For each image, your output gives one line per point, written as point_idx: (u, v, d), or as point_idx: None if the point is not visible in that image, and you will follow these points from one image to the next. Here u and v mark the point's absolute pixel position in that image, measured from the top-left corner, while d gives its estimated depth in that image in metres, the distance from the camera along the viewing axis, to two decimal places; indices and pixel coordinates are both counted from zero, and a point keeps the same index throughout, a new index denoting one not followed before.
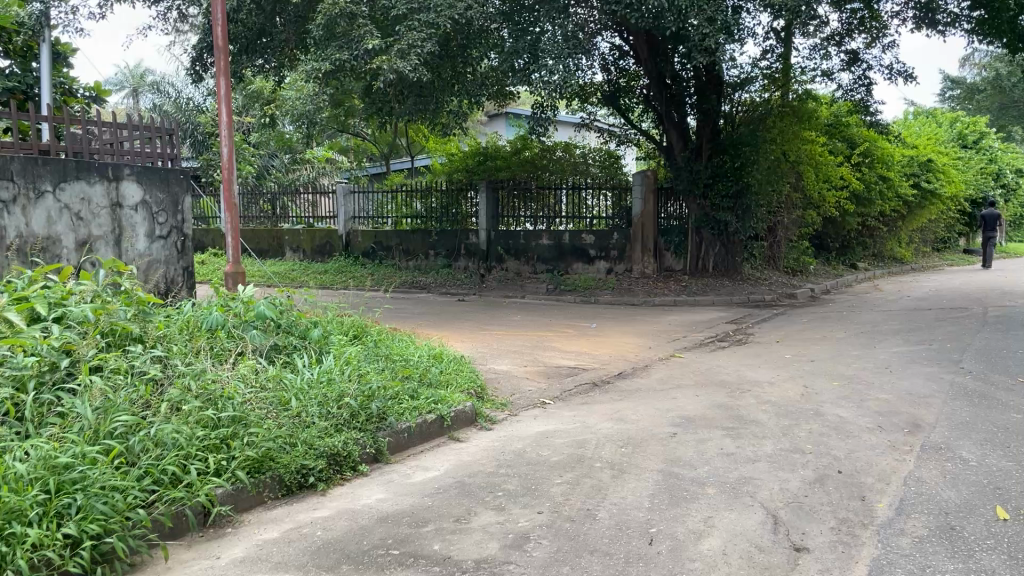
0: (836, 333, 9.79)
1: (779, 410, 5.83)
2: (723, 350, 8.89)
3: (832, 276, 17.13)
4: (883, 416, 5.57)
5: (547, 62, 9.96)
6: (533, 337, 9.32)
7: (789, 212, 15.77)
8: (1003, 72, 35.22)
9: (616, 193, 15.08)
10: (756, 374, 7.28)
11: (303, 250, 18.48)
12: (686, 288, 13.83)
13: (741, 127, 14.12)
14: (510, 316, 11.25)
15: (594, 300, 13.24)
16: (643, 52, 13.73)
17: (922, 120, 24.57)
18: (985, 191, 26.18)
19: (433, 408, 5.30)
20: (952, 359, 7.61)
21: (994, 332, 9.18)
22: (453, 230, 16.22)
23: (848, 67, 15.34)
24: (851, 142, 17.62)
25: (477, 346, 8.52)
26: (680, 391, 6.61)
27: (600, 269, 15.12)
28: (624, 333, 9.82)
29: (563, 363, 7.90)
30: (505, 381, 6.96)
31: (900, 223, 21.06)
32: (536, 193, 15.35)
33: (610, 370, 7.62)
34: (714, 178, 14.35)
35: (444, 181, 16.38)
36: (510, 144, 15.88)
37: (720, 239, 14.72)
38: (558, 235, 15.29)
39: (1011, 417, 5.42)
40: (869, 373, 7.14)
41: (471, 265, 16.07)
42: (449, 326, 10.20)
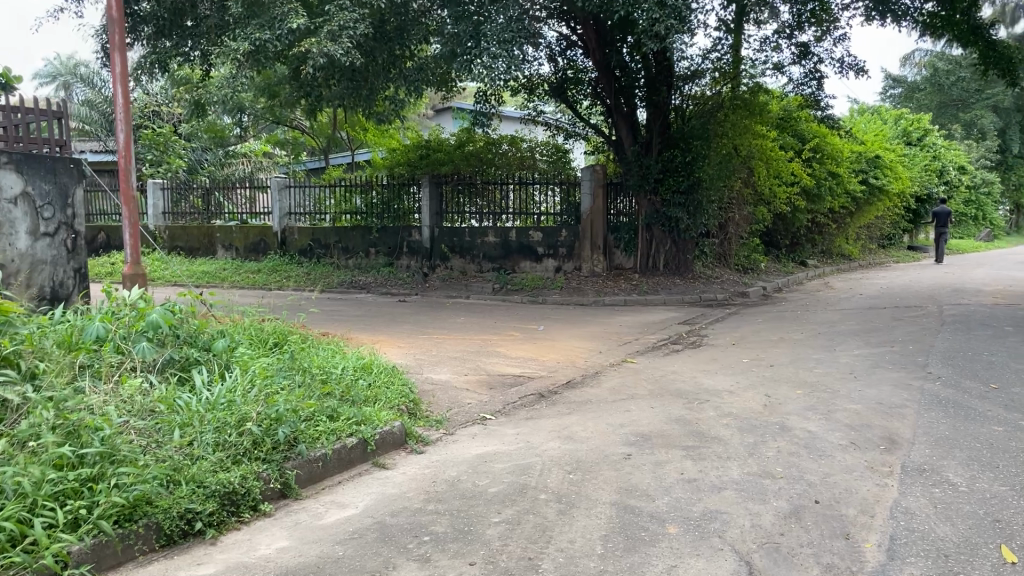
0: (793, 334, 9.36)
1: (742, 425, 5.28)
2: (678, 354, 8.36)
3: (783, 273, 16.83)
4: (855, 431, 5.06)
5: (489, 47, 9.34)
6: (475, 342, 8.67)
7: (739, 208, 15.41)
8: (941, 69, 36.67)
9: (564, 187, 14.47)
10: (715, 381, 6.75)
11: (237, 248, 17.54)
12: (637, 287, 13.32)
13: (692, 120, 13.67)
14: (453, 319, 10.60)
15: (542, 301, 12.64)
16: (591, 42, 13.19)
17: (868, 117, 24.61)
18: (929, 188, 26.37)
19: (355, 430, 4.63)
20: (917, 363, 7.19)
21: (955, 333, 8.84)
22: (395, 227, 15.51)
23: (798, 61, 15.03)
24: (802, 137, 17.38)
25: (415, 353, 7.85)
26: (634, 403, 6.02)
27: (548, 268, 14.54)
28: (573, 336, 9.25)
29: (508, 371, 7.28)
30: (442, 393, 6.30)
31: (849, 219, 20.96)
32: (481, 188, 14.74)
33: (557, 379, 7.02)
34: (664, 173, 13.87)
35: (385, 175, 15.64)
36: (454, 137, 15.01)
37: (671, 237, 14.24)
38: (504, 232, 14.69)
39: (993, 430, 4.96)
40: (833, 380, 6.66)
41: (413, 264, 15.38)
42: (386, 330, 9.51)
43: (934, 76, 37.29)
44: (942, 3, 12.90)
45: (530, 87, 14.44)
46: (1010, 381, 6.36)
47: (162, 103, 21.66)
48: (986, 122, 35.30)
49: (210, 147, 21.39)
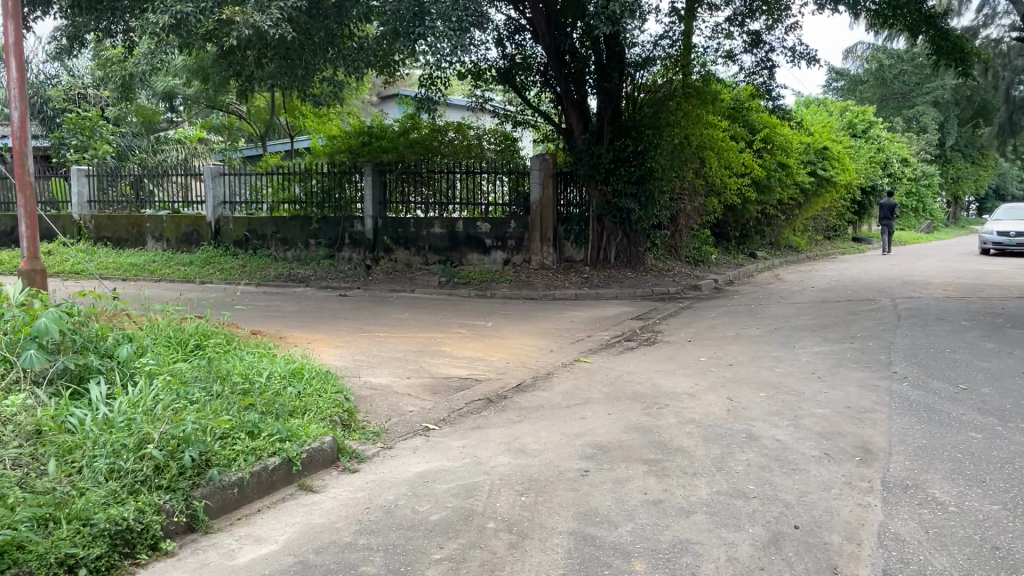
0: (749, 330, 9.04)
1: (707, 434, 4.88)
2: (632, 352, 7.96)
3: (733, 266, 16.63)
4: (826, 440, 4.70)
5: (435, 24, 8.82)
6: (419, 341, 8.15)
7: (690, 200, 15.13)
8: (884, 64, 37.39)
9: (513, 177, 13.99)
10: (673, 383, 6.35)
11: (169, 239, 16.68)
12: (588, 279, 12.93)
13: (644, 109, 13.29)
14: (396, 315, 10.05)
15: (491, 295, 12.16)
16: (540, 25, 12.67)
17: (816, 109, 24.70)
18: (875, 180, 26.59)
19: (279, 449, 4.10)
20: (880, 361, 6.91)
21: (913, 328, 8.62)
22: (336, 217, 14.86)
23: (750, 49, 14.78)
24: (752, 128, 17.18)
25: (354, 354, 7.31)
26: (589, 409, 5.59)
27: (496, 260, 14.05)
28: (522, 333, 8.79)
29: (453, 373, 6.79)
30: (382, 400, 5.78)
31: (796, 211, 20.93)
32: (426, 177, 14.21)
33: (507, 382, 6.55)
34: (616, 163, 13.47)
35: (326, 163, 14.95)
36: (397, 123, 14.55)
37: (622, 228, 13.87)
38: (451, 222, 14.14)
39: (971, 438, 4.65)
40: (796, 381, 6.32)
41: (356, 256, 14.75)
42: (323, 327, 8.92)
43: (878, 70, 37.80)
44: None
45: (477, 71, 13.83)
46: (978, 381, 6.11)
47: (90, 86, 20.58)
48: (928, 118, 35.92)
49: (141, 132, 20.39)
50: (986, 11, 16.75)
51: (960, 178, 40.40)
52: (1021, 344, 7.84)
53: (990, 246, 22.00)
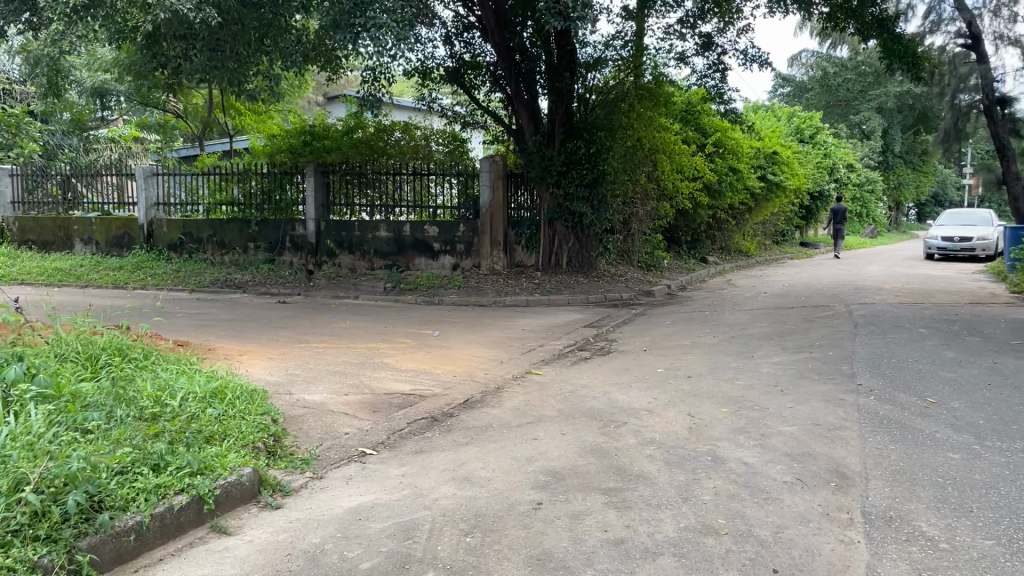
0: (705, 338, 8.72)
1: (669, 457, 4.49)
2: (586, 363, 7.56)
3: (685, 271, 16.40)
4: (797, 462, 4.35)
5: (377, 16, 8.39)
6: (359, 353, 7.64)
7: (643, 204, 14.84)
8: (829, 71, 37.93)
9: (462, 180, 13.53)
10: (631, 398, 5.96)
11: (97, 242, 15.82)
12: (539, 285, 12.51)
13: (596, 110, 12.94)
14: (336, 323, 9.52)
15: (438, 301, 11.67)
16: (489, 23, 12.22)
17: (765, 113, 24.78)
18: (822, 185, 26.77)
19: (188, 485, 3.61)
20: (843, 371, 6.62)
21: (872, 336, 8.40)
22: (276, 220, 14.23)
23: (701, 52, 14.58)
24: (703, 131, 17.01)
25: (287, 369, 6.77)
26: (541, 428, 5.16)
27: (444, 265, 13.54)
28: (470, 343, 8.32)
29: (396, 388, 6.31)
30: (315, 422, 5.28)
31: (746, 216, 20.85)
32: (371, 179, 13.67)
33: (453, 397, 6.09)
34: (567, 165, 13.09)
35: (266, 163, 14.30)
36: (341, 122, 13.85)
37: (574, 233, 13.49)
38: (397, 226, 13.62)
39: (950, 459, 4.34)
40: (759, 394, 5.99)
41: (297, 261, 14.14)
42: (257, 338, 8.35)
43: (823, 77, 38.29)
44: None
45: (423, 70, 13.31)
46: (945, 393, 5.85)
47: (15, 81, 19.52)
48: (873, 123, 36.44)
49: (71, 130, 19.41)
50: (933, 16, 16.82)
51: (902, 184, 41.13)
52: (982, 352, 7.66)
53: (935, 251, 22.26)
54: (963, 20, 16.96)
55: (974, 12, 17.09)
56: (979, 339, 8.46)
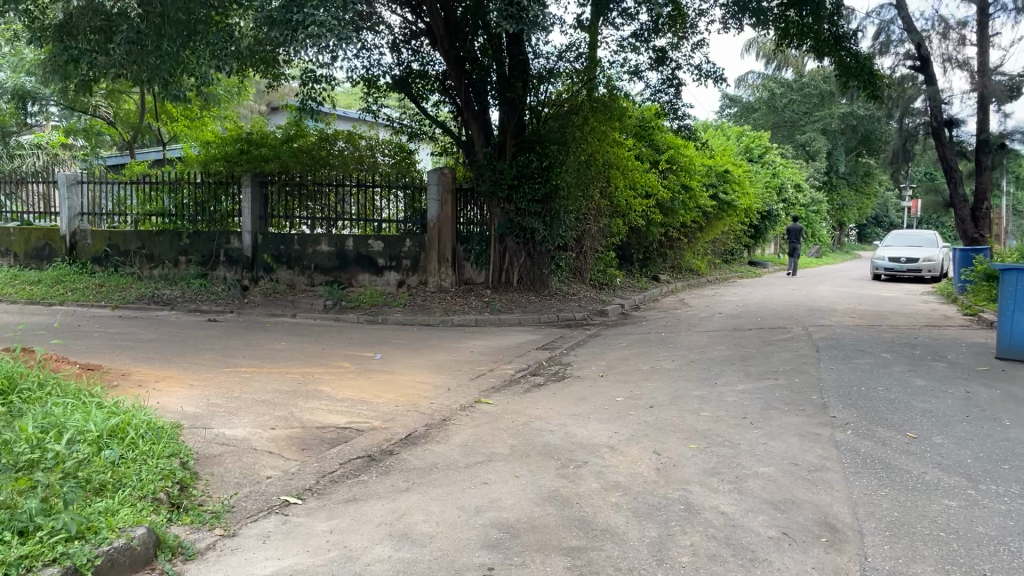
0: (664, 362, 8.27)
1: (637, 505, 3.97)
2: (539, 390, 7.02)
3: (637, 290, 15.98)
4: (780, 512, 3.86)
5: (317, 12, 7.84)
6: (291, 379, 6.98)
7: (596, 220, 14.36)
8: (775, 92, 38.39)
9: (409, 193, 12.93)
10: (590, 432, 5.43)
11: (16, 254, 14.87)
12: (489, 304, 11.94)
13: (549, 123, 12.43)
14: (269, 344, 8.82)
15: (382, 320, 11.02)
16: (438, 30, 11.67)
17: (715, 132, 24.73)
18: (771, 205, 26.83)
19: (61, 553, 2.98)
20: (813, 402, 6.20)
21: (836, 362, 8.04)
22: (210, 233, 13.46)
23: (655, 67, 14.27)
24: (657, 148, 16.72)
25: (208, 401, 6.10)
26: (492, 470, 4.59)
27: (389, 281, 12.89)
28: (413, 368, 7.72)
29: (330, 421, 5.68)
30: (232, 463, 4.63)
31: (698, 234, 20.63)
32: (312, 190, 12.99)
33: (394, 431, 5.49)
34: (519, 178, 12.52)
35: (199, 172, 13.51)
36: (281, 130, 13.19)
37: (526, 249, 12.92)
38: (340, 240, 12.94)
39: (949, 508, 3.90)
40: (728, 427, 5.52)
41: (231, 275, 13.36)
42: (180, 362, 7.63)
43: (769, 98, 38.75)
44: (805, 9, 12.54)
45: (369, 77, 12.73)
46: (926, 427, 5.46)
47: None
48: (818, 144, 36.91)
49: None
50: (883, 38, 16.97)
51: (845, 206, 41.71)
52: (950, 379, 7.34)
53: (881, 272, 22.37)
54: (912, 42, 17.14)
55: (923, 34, 17.26)
56: (945, 365, 8.17)
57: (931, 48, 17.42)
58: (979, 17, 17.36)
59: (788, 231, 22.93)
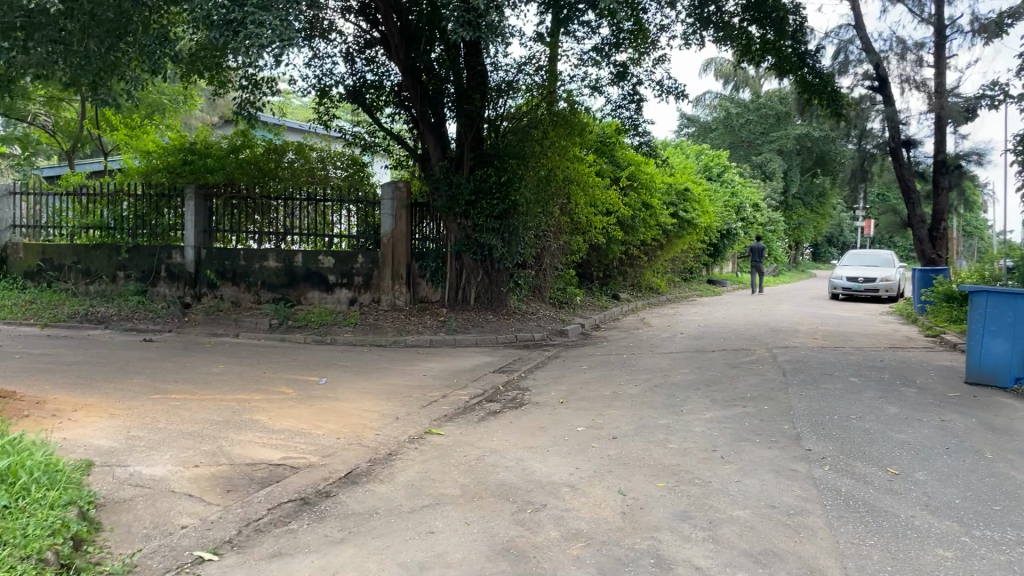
0: (626, 386, 7.86)
1: (602, 559, 3.52)
2: (494, 419, 6.55)
3: (598, 309, 15.59)
4: (762, 567, 3.44)
5: (258, 12, 7.41)
6: (224, 407, 6.41)
7: (556, 237, 13.96)
8: (732, 112, 38.67)
9: (362, 208, 12.41)
10: (549, 469, 4.97)
11: None
12: (445, 323, 11.43)
13: (507, 136, 12.00)
14: (205, 368, 8.22)
15: (330, 341, 10.46)
16: (393, 39, 11.25)
17: (675, 150, 24.63)
18: (730, 224, 26.78)
19: None
20: (785, 432, 5.83)
21: (805, 387, 7.71)
22: (150, 248, 12.84)
23: (616, 81, 13.97)
24: (617, 164, 16.44)
25: (127, 434, 5.53)
26: (439, 515, 4.10)
27: (340, 299, 12.30)
28: (359, 394, 7.20)
29: (262, 457, 5.13)
30: (144, 510, 4.09)
31: (658, 252, 20.39)
32: (260, 204, 12.42)
33: (332, 468, 4.97)
34: (476, 194, 12.04)
35: (140, 183, 12.86)
36: (226, 140, 12.60)
37: (483, 267, 12.44)
38: (288, 256, 12.36)
39: (945, 560, 3.53)
40: (697, 462, 5.11)
41: (172, 292, 12.72)
42: (103, 387, 7.02)
43: (726, 118, 38.96)
44: (768, 26, 12.30)
45: (321, 87, 12.23)
46: (907, 462, 5.11)
47: None
48: (775, 164, 37.16)
49: None
50: (842, 58, 16.97)
51: (801, 225, 41.96)
52: (924, 407, 7.03)
53: (840, 291, 22.37)
54: (871, 62, 17.16)
55: (881, 55, 17.30)
56: (916, 391, 7.88)
57: (890, 69, 17.47)
58: (936, 39, 17.46)
59: (752, 247, 22.90)
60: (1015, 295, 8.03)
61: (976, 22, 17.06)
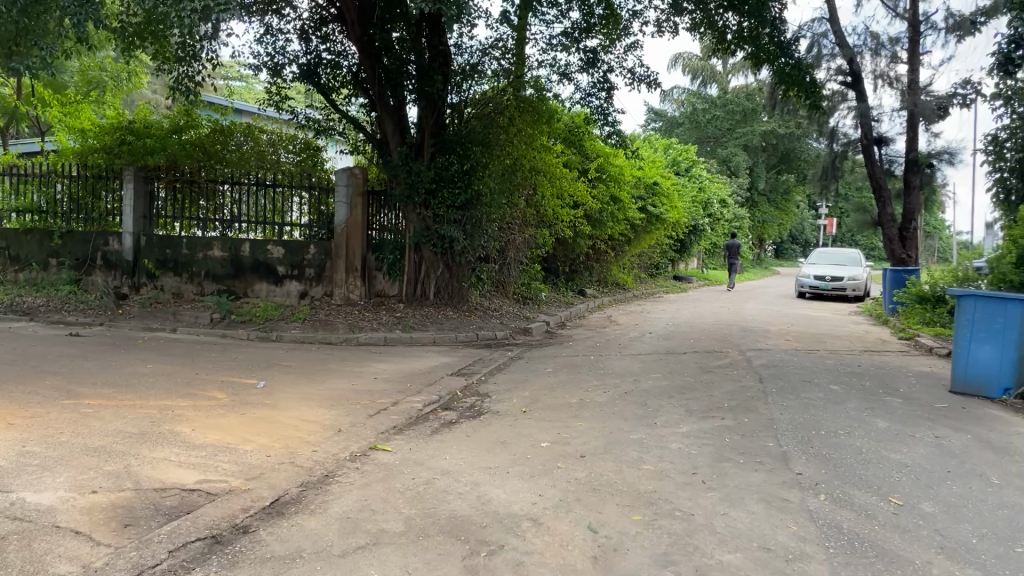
0: (594, 394, 7.24)
1: None
2: (448, 431, 5.89)
3: (563, 305, 14.96)
4: None
5: None
6: (142, 416, 5.66)
7: (521, 230, 13.30)
8: (698, 108, 38.33)
9: (314, 195, 11.62)
10: (507, 497, 4.31)
11: None
12: (401, 320, 10.71)
13: (471, 122, 11.30)
14: (131, 368, 7.43)
15: (276, 338, 9.70)
16: (349, 14, 10.46)
17: (644, 143, 24.10)
18: (697, 220, 26.31)
19: None
20: (771, 452, 5.25)
21: (785, 396, 7.16)
22: (85, 233, 11.94)
23: (586, 69, 13.33)
24: (585, 155, 15.82)
25: (21, 450, 4.77)
26: (376, 561, 3.44)
27: (290, 292, 11.51)
28: (299, 400, 6.48)
29: (175, 481, 4.41)
30: (15, 553, 3.37)
31: (626, 248, 19.82)
32: (205, 188, 11.59)
33: (256, 495, 4.26)
34: (437, 182, 11.27)
35: (74, 165, 11.95)
36: (167, 119, 11.72)
37: (444, 260, 11.72)
38: (234, 245, 11.54)
39: None
40: (677, 488, 4.50)
41: (108, 282, 11.85)
42: (7, 391, 6.22)
43: (692, 113, 38.52)
44: (744, 14, 11.77)
45: (272, 65, 11.42)
46: (910, 490, 4.56)
47: None
48: (740, 159, 36.90)
49: None
50: (815, 51, 16.56)
51: (765, 223, 41.71)
52: (913, 420, 6.51)
53: (807, 290, 22.02)
54: (844, 57, 16.78)
55: (855, 49, 16.91)
56: (901, 401, 7.37)
57: (863, 64, 17.12)
58: (910, 35, 17.11)
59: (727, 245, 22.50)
60: (1004, 301, 7.57)
61: (950, 19, 16.76)
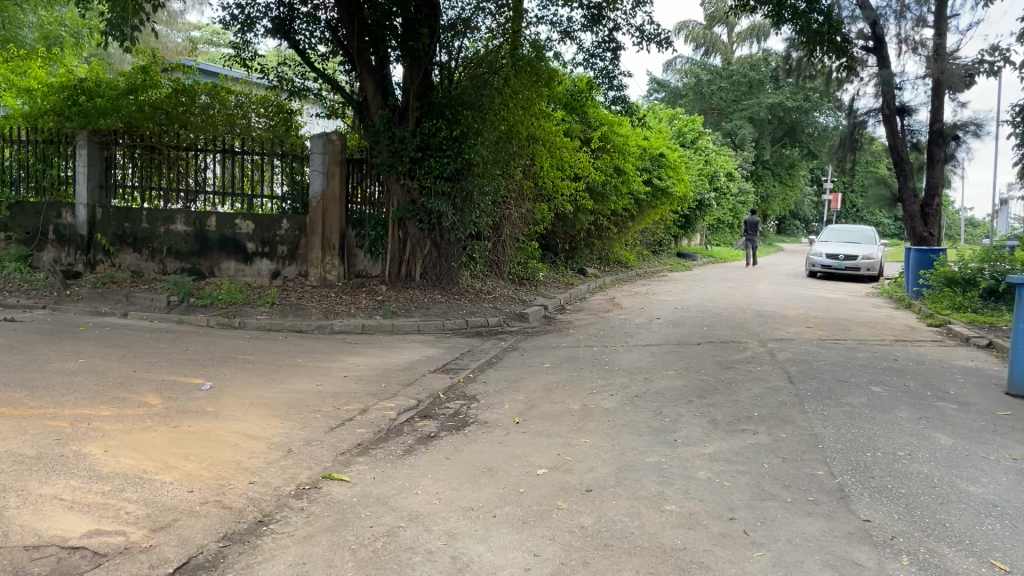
0: (600, 398, 6.18)
1: None
2: (425, 450, 4.84)
3: (562, 286, 13.86)
4: None
5: None
6: (48, 434, 4.59)
7: (517, 204, 12.20)
8: (702, 79, 36.89)
9: (288, 164, 10.47)
10: (493, 559, 3.28)
11: None
12: (382, 304, 9.64)
13: (461, 84, 10.14)
14: (62, 363, 6.37)
15: (239, 325, 8.64)
16: None
17: (651, 113, 22.88)
18: (703, 195, 25.08)
19: None
20: (824, 485, 4.22)
21: (822, 402, 6.11)
22: (36, 205, 10.87)
23: (590, 27, 12.15)
24: (587, 123, 14.65)
25: None
26: None
27: (261, 271, 10.44)
28: (248, 408, 5.42)
29: (57, 533, 3.36)
30: None
31: (629, 224, 18.68)
32: (168, 156, 10.50)
33: (161, 556, 3.22)
34: (423, 150, 10.21)
35: (24, 129, 10.84)
36: (123, 77, 10.57)
37: (431, 237, 10.63)
38: (199, 218, 10.46)
39: None
40: (713, 543, 3.46)
41: (63, 259, 10.81)
42: None
43: (696, 84, 37.04)
44: None
45: (240, 19, 10.24)
46: (1014, 548, 3.52)
47: None
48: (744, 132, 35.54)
49: None
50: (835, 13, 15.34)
51: (769, 198, 40.37)
52: (980, 435, 5.46)
53: (817, 269, 20.89)
54: (866, 20, 15.54)
55: (879, 11, 15.66)
56: (957, 408, 6.31)
57: (886, 27, 15.90)
58: None
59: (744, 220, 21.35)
60: None
61: None
